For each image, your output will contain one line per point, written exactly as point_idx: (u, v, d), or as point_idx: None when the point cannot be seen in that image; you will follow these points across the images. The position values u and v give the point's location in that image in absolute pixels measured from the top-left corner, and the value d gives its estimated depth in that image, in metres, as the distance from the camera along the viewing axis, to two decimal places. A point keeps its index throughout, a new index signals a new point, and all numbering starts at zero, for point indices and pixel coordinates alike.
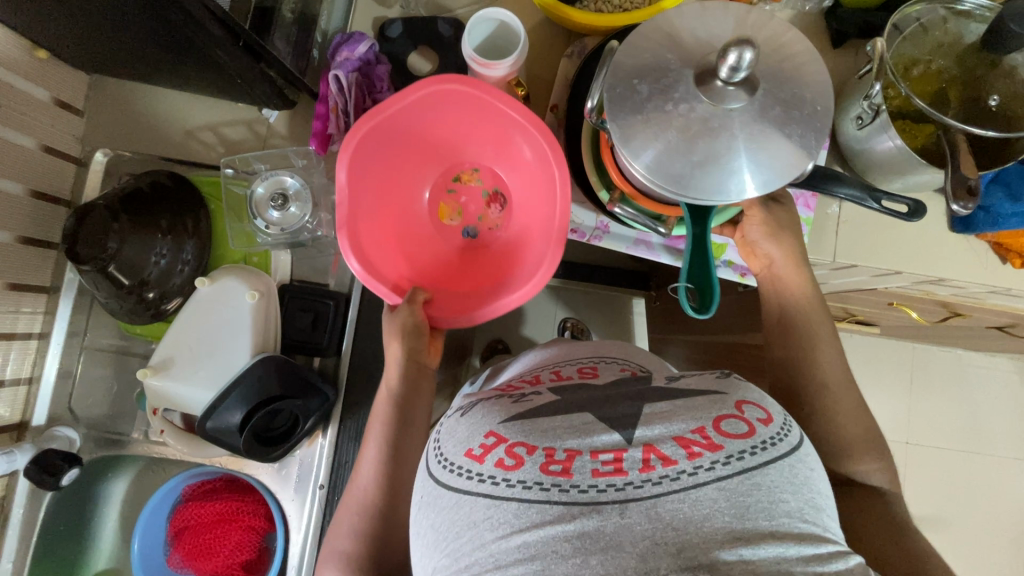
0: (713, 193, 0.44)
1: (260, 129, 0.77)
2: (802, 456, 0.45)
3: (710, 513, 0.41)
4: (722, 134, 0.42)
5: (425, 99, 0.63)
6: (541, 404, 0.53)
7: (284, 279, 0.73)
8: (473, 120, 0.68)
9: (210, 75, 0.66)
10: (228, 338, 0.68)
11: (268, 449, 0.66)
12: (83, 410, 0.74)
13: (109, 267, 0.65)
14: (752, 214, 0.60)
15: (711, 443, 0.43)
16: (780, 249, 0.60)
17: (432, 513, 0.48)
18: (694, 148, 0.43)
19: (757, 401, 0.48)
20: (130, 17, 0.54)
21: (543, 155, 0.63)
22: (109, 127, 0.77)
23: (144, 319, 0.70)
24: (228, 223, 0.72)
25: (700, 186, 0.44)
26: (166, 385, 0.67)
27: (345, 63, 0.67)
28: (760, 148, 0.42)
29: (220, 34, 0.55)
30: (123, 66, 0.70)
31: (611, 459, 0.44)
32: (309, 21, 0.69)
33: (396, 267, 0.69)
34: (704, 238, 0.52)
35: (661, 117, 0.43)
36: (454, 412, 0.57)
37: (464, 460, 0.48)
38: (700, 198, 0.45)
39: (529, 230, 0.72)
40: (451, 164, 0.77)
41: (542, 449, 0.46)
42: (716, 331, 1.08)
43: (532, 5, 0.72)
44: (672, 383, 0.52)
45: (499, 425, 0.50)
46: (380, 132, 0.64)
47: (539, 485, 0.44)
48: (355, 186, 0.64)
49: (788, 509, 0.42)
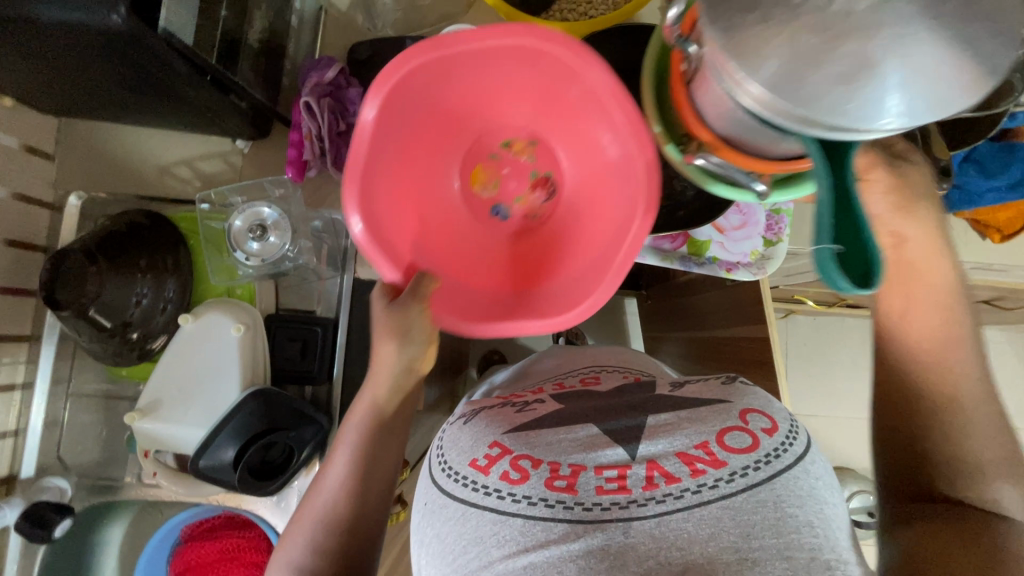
0: (860, 117, 0.32)
1: (236, 160, 0.76)
2: (807, 466, 0.46)
3: (715, 531, 0.42)
4: (872, 29, 0.31)
5: (497, 49, 0.57)
6: (544, 412, 0.56)
7: (269, 309, 0.72)
8: (544, 88, 0.63)
9: (180, 110, 0.65)
10: (215, 374, 0.67)
11: (263, 484, 0.65)
12: (73, 458, 0.73)
13: (90, 310, 0.63)
14: (873, 178, 0.41)
15: (715, 459, 0.45)
16: (910, 225, 0.41)
17: (437, 522, 0.49)
18: (830, 54, 0.32)
19: (762, 410, 0.50)
20: (93, 59, 0.53)
21: (625, 147, 0.58)
22: (82, 169, 0.76)
23: (130, 360, 0.69)
24: (208, 256, 0.71)
25: (838, 107, 0.32)
26: (154, 428, 0.66)
27: (316, 90, 0.68)
28: (929, 48, 0.30)
29: (186, 71, 0.55)
30: (90, 107, 0.69)
31: (615, 476, 0.46)
32: (277, 49, 0.69)
33: (409, 239, 0.64)
34: (847, 190, 0.36)
35: (785, 13, 0.33)
36: (457, 420, 0.59)
37: (468, 470, 0.50)
38: (832, 122, 0.33)
39: (568, 231, 0.70)
40: (505, 128, 0.71)
41: (547, 462, 0.48)
42: (706, 326, 1.09)
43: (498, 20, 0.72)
44: (677, 392, 0.55)
45: (503, 435, 0.52)
46: (428, 74, 0.58)
47: (544, 502, 0.46)
48: (382, 127, 0.58)
49: (799, 523, 0.42)
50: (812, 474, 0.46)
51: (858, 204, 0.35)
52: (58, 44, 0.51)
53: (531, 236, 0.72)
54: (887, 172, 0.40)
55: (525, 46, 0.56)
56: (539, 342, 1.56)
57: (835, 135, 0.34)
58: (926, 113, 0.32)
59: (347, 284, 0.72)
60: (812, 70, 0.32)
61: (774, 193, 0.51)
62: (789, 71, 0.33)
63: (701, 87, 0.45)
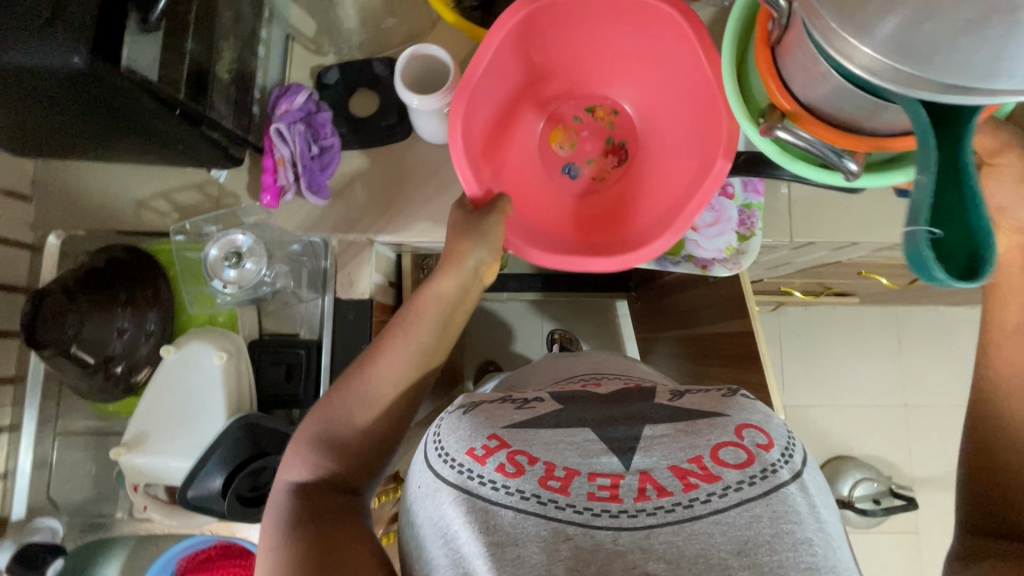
0: (986, 74, 0.30)
1: (212, 190, 0.76)
2: (803, 481, 0.50)
3: (703, 548, 0.45)
4: None
5: (608, 6, 0.64)
6: (546, 412, 0.57)
7: (252, 335, 0.73)
8: (641, 55, 0.70)
9: (153, 144, 0.66)
10: (200, 403, 0.67)
11: (256, 510, 0.64)
12: (64, 498, 0.73)
13: (71, 348, 0.65)
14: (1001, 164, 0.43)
15: (708, 474, 0.49)
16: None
17: (430, 506, 0.50)
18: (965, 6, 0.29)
19: (760, 426, 0.53)
20: (61, 101, 0.54)
21: (708, 100, 0.64)
22: (58, 208, 0.75)
23: (116, 395, 0.69)
24: (185, 287, 0.72)
25: (964, 63, 0.30)
26: (142, 461, 0.66)
27: (287, 116, 0.70)
28: None
29: (152, 104, 0.56)
30: (65, 149, 0.70)
31: (608, 484, 0.49)
32: (247, 78, 0.70)
33: (487, 171, 0.69)
34: (958, 164, 0.36)
35: None
36: (454, 408, 0.58)
37: (465, 458, 0.50)
38: (951, 81, 0.31)
39: (635, 193, 0.76)
40: (591, 94, 0.78)
41: (543, 462, 0.50)
42: (692, 324, 1.10)
43: (463, 37, 0.74)
44: (677, 402, 0.58)
45: (502, 429, 0.53)
46: (541, 23, 0.65)
47: (537, 498, 0.47)
48: (491, 65, 0.64)
49: (795, 540, 0.46)
50: (807, 491, 0.49)
51: (973, 178, 0.35)
52: (26, 89, 0.52)
53: (598, 197, 0.77)
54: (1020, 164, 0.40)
55: (640, 3, 0.63)
56: (533, 350, 1.57)
57: (949, 96, 0.32)
58: None
59: (328, 305, 0.73)
60: (932, 18, 0.31)
61: (869, 178, 0.47)
62: (905, 25, 0.31)
63: (791, 52, 0.43)
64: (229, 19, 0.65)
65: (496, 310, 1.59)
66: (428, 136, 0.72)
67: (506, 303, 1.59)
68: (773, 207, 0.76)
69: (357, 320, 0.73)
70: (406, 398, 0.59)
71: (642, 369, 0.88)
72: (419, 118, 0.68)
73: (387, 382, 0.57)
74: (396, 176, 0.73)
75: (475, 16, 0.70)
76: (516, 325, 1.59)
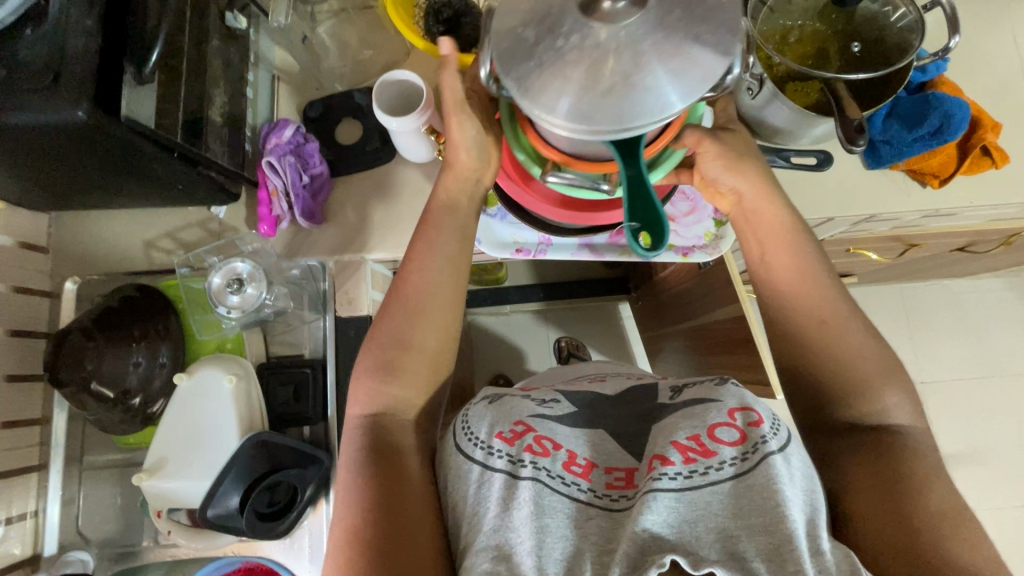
0: (628, 118, 0.42)
1: (213, 226, 0.80)
2: (790, 448, 0.52)
3: (703, 513, 0.49)
4: (620, 56, 0.40)
5: None
6: (563, 413, 0.62)
7: (260, 357, 0.77)
8: None
9: (155, 188, 0.71)
10: (212, 427, 0.70)
11: (274, 524, 0.68)
12: (93, 531, 0.76)
13: (91, 383, 0.69)
14: (703, 150, 0.59)
15: (706, 449, 0.52)
16: (742, 181, 0.61)
17: (460, 484, 0.54)
18: (598, 78, 0.41)
19: (751, 406, 0.55)
20: (71, 155, 0.60)
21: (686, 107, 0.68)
22: (72, 256, 0.80)
23: (136, 426, 0.73)
24: (194, 316, 0.76)
25: (614, 114, 0.42)
26: (161, 487, 0.69)
27: (277, 149, 0.75)
28: (660, 66, 0.41)
29: (153, 150, 0.61)
30: (75, 201, 0.75)
31: (622, 475, 0.55)
32: (238, 119, 0.75)
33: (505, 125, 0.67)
34: (641, 178, 0.49)
35: (558, 55, 0.42)
36: (481, 398, 0.64)
37: (495, 441, 0.55)
38: (617, 124, 0.42)
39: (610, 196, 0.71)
40: None
41: (566, 449, 0.56)
42: (690, 316, 1.12)
43: (435, 62, 0.79)
44: (677, 398, 0.61)
45: (528, 416, 0.59)
46: None
47: (562, 478, 0.54)
48: None
49: (788, 496, 0.47)
50: (791, 464, 0.50)
51: (651, 189, 0.50)
52: (38, 147, 0.57)
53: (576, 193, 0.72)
54: (715, 145, 0.59)
55: None
56: (541, 360, 1.59)
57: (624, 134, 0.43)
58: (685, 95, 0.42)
59: (330, 325, 0.77)
60: (586, 92, 0.42)
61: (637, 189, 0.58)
62: (576, 98, 0.42)
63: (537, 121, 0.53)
64: (217, 66, 0.71)
65: (500, 324, 1.62)
66: (410, 155, 0.75)
67: (509, 317, 1.62)
68: None
69: (359, 335, 0.77)
70: (446, 302, 0.64)
71: (631, 368, 0.91)
72: (400, 139, 0.72)
73: (427, 290, 0.63)
74: (385, 196, 0.78)
75: (443, 41, 0.74)
76: (522, 336, 1.61)
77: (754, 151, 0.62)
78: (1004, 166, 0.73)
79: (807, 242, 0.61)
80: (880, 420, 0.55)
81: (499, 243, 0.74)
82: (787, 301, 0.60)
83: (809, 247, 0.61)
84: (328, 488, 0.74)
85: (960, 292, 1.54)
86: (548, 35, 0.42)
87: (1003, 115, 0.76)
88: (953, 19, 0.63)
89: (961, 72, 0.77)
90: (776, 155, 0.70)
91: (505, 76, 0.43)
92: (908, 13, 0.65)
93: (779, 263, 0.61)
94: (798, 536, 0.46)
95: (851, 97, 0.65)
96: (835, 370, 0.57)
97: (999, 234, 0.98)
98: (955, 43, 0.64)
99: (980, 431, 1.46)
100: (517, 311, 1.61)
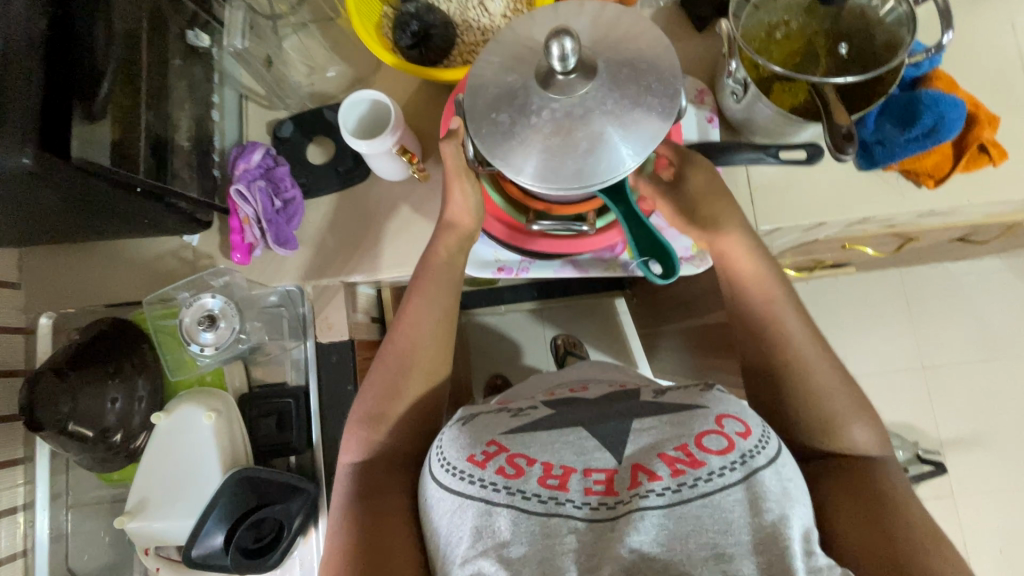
0: (611, 169, 0.47)
1: (187, 254, 0.78)
2: (779, 465, 0.49)
3: (693, 529, 0.46)
4: (591, 118, 0.46)
5: None
6: (538, 417, 0.57)
7: (241, 387, 0.76)
8: None
9: (122, 222, 0.68)
10: (194, 464, 0.70)
11: (262, 559, 0.68)
12: (82, 568, 0.75)
13: (70, 425, 0.66)
14: (663, 202, 0.64)
15: (694, 460, 0.48)
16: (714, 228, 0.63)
17: (436, 513, 0.51)
18: (575, 141, 0.47)
19: (738, 414, 0.52)
20: (30, 200, 0.58)
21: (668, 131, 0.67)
22: (46, 291, 0.78)
23: (119, 462, 0.72)
24: (166, 354, 0.74)
25: (595, 169, 0.47)
26: (146, 527, 0.69)
27: (246, 174, 0.72)
28: (625, 121, 0.47)
29: (111, 188, 0.59)
30: (42, 239, 0.72)
31: (603, 478, 0.50)
32: (205, 143, 0.73)
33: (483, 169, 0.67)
34: (633, 212, 0.53)
35: (533, 130, 0.48)
36: (454, 420, 0.57)
37: (465, 465, 0.50)
38: (605, 178, 0.48)
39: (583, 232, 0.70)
40: None
41: (541, 462, 0.50)
42: (686, 316, 1.10)
43: (406, 75, 0.76)
44: (659, 398, 0.57)
45: (501, 434, 0.53)
46: None
47: (537, 498, 0.48)
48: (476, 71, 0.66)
49: (774, 517, 0.46)
50: (782, 475, 0.48)
51: (644, 219, 0.53)
52: None
53: None
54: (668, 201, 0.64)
55: None
56: (538, 359, 1.57)
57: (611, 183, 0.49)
58: (652, 139, 0.47)
59: (311, 351, 0.76)
60: (567, 153, 0.47)
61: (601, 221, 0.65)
62: (560, 160, 0.47)
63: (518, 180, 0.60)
64: (181, 90, 0.69)
65: (495, 324, 1.59)
66: (386, 175, 0.72)
67: (504, 317, 1.60)
68: (737, 196, 0.74)
69: (341, 361, 0.77)
70: (434, 343, 0.64)
71: (633, 376, 0.86)
72: (373, 161, 0.69)
73: (420, 335, 0.63)
74: (361, 217, 0.75)
75: (412, 55, 0.71)
76: (520, 336, 1.59)
77: (726, 190, 0.63)
78: (1001, 164, 0.71)
79: (774, 274, 0.63)
80: (844, 450, 0.56)
81: (481, 262, 0.72)
82: (762, 332, 0.61)
83: (776, 278, 0.62)
84: (317, 517, 0.73)
85: (963, 276, 1.51)
86: (520, 114, 0.48)
87: (998, 109, 0.73)
88: (946, 13, 0.59)
89: (956, 64, 0.73)
90: (763, 152, 0.65)
91: (491, 156, 0.49)
92: (897, 6, 0.61)
93: (751, 292, 0.63)
94: (795, 548, 0.45)
95: (839, 102, 0.61)
96: (805, 394, 0.58)
97: (1001, 224, 0.95)
98: (948, 39, 0.60)
99: (982, 417, 1.45)
100: (511, 310, 1.59)
